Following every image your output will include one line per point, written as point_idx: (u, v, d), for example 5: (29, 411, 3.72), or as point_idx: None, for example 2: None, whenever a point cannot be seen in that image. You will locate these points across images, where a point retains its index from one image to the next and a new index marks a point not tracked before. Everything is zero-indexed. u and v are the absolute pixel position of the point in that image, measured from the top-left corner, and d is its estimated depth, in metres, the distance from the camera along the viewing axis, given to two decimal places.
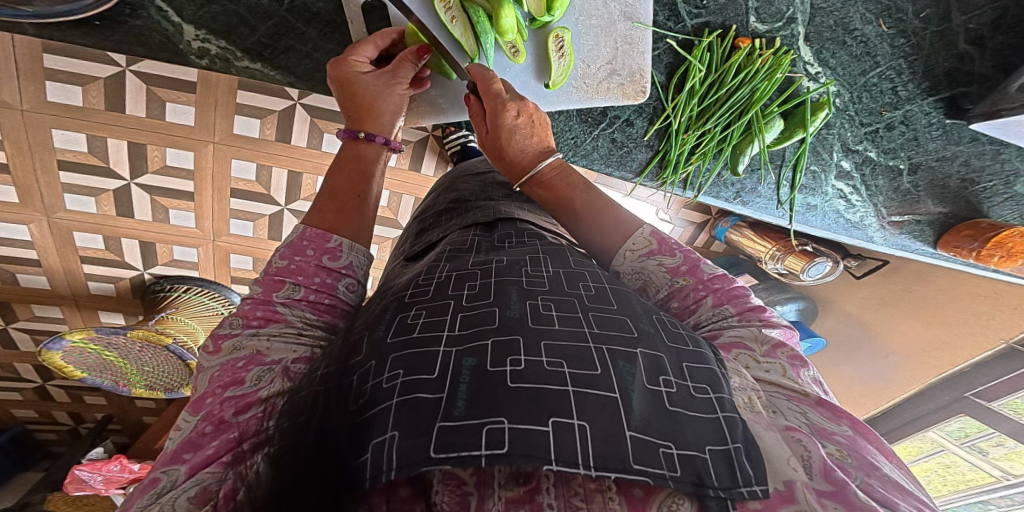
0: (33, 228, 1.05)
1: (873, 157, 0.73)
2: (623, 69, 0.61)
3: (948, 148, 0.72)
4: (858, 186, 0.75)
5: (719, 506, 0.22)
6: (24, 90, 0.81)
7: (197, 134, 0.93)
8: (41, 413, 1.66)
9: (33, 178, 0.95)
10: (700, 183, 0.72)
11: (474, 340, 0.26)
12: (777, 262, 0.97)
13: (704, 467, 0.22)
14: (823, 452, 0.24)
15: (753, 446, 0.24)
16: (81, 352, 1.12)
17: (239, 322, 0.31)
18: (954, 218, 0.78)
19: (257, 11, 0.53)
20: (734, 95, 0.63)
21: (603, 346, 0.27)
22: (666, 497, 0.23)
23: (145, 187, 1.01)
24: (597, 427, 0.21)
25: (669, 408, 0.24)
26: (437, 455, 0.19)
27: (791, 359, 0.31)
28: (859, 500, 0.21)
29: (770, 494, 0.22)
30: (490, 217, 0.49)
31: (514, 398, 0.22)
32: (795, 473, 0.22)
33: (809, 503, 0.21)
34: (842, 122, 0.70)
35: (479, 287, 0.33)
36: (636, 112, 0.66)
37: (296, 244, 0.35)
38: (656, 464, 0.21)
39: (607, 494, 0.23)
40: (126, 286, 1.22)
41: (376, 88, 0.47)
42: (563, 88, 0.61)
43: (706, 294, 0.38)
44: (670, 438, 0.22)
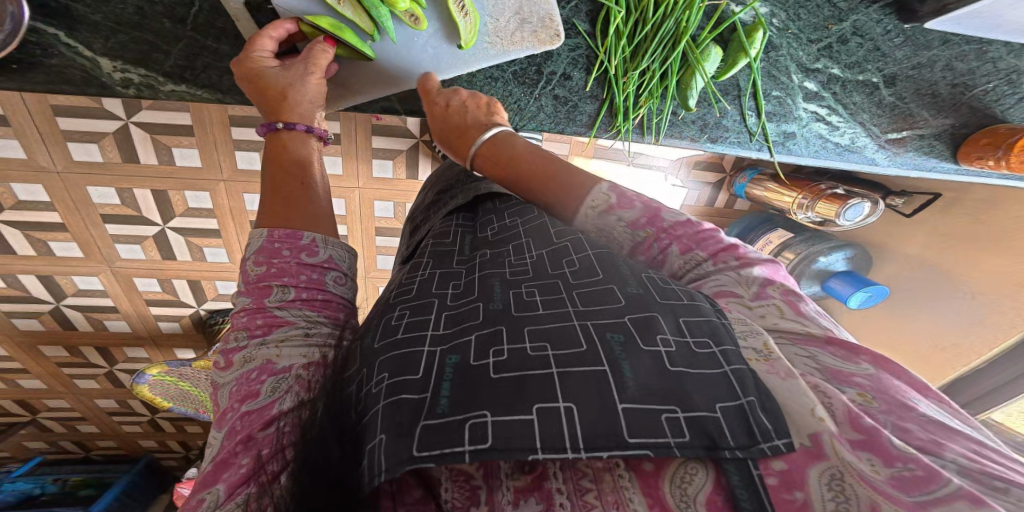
0: (102, 277, 1.16)
1: (838, 74, 0.64)
2: (532, 17, 0.54)
3: (919, 53, 0.62)
4: (833, 105, 0.66)
5: (740, 472, 0.20)
6: (54, 154, 0.90)
7: (207, 174, 0.99)
8: (161, 442, 1.81)
9: (87, 232, 1.05)
10: (658, 126, 0.65)
11: (458, 337, 0.28)
12: (808, 211, 0.90)
13: (716, 428, 0.21)
14: (845, 398, 0.22)
15: (769, 399, 0.22)
16: (163, 383, 1.23)
17: (244, 333, 0.31)
18: (965, 126, 0.67)
19: (164, 35, 0.52)
20: (664, 25, 0.56)
21: (588, 322, 0.27)
22: (677, 468, 0.21)
23: (179, 230, 1.08)
24: (585, 407, 0.22)
25: (671, 369, 0.24)
26: (420, 453, 0.21)
27: (785, 296, 0.29)
28: (898, 448, 0.19)
29: (796, 450, 0.20)
30: (469, 198, 0.52)
31: (496, 388, 0.23)
32: (822, 424, 0.20)
33: (840, 454, 0.19)
34: (788, 42, 0.61)
35: (462, 285, 0.35)
36: (571, 63, 0.61)
37: (268, 247, 0.34)
38: (657, 433, 0.21)
39: (616, 471, 0.22)
40: (188, 322, 1.32)
41: (286, 78, 0.47)
42: (476, 45, 0.56)
43: (670, 244, 0.34)
44: (675, 401, 0.22)
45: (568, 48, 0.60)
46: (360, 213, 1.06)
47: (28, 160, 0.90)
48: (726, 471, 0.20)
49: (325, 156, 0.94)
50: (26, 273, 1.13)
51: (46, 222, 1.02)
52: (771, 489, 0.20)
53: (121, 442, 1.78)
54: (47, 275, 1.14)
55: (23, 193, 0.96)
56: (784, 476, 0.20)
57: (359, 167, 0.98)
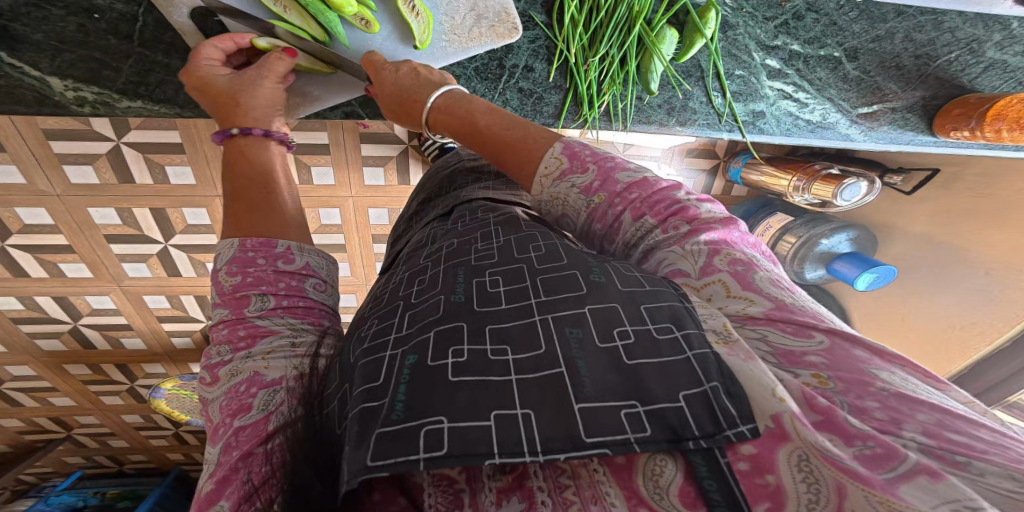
0: (114, 296, 1.19)
1: (799, 50, 0.64)
2: (487, 12, 0.55)
3: (876, 26, 0.63)
4: (800, 82, 0.65)
5: (706, 462, 0.20)
6: (52, 178, 0.92)
7: (201, 191, 1.00)
8: (190, 456, 1.81)
9: (94, 253, 1.07)
10: (624, 114, 0.64)
11: (417, 336, 0.28)
12: (804, 194, 0.88)
13: (678, 420, 0.21)
14: (799, 381, 0.21)
15: (733, 381, 0.22)
16: (180, 397, 1.27)
17: (227, 348, 0.31)
18: (937, 97, 0.66)
19: (113, 52, 0.53)
20: (616, 14, 0.58)
21: (548, 316, 0.28)
22: (647, 460, 0.21)
23: (182, 247, 1.10)
24: (543, 412, 0.23)
25: (627, 363, 0.24)
26: (374, 463, 0.21)
27: (731, 266, 0.28)
28: (855, 427, 0.19)
29: (764, 433, 0.20)
30: (450, 206, 0.53)
31: (457, 391, 0.24)
32: (782, 404, 0.20)
33: (801, 435, 0.19)
34: (745, 21, 0.62)
35: (428, 279, 0.35)
36: (532, 55, 0.61)
37: (242, 257, 0.35)
38: (617, 430, 0.22)
39: (590, 464, 0.23)
40: (200, 336, 1.33)
41: (237, 83, 0.49)
42: (433, 45, 0.57)
43: (623, 209, 0.35)
44: (633, 397, 0.23)
45: (527, 41, 0.60)
46: (355, 222, 1.08)
47: (28, 185, 0.92)
48: (693, 462, 0.20)
49: (316, 168, 0.97)
50: (42, 295, 1.16)
51: (53, 244, 1.05)
52: (740, 475, 0.20)
53: (153, 457, 1.79)
54: (61, 296, 1.17)
55: (28, 217, 0.99)
56: (755, 461, 0.20)
57: (350, 177, 1.00)
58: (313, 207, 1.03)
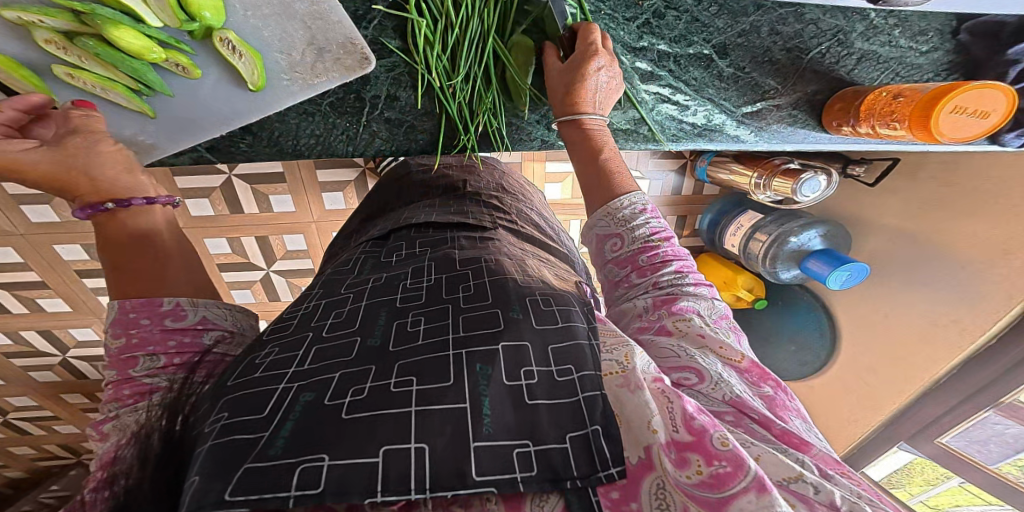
0: (97, 327, 1.20)
1: (668, 51, 0.54)
2: (329, 44, 0.44)
3: (739, 20, 0.53)
4: (676, 85, 0.56)
5: (580, 500, 0.21)
6: (15, 219, 0.96)
7: None
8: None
9: (68, 287, 1.10)
10: (500, 134, 0.57)
11: (320, 375, 0.28)
12: (766, 191, 0.90)
13: (561, 460, 0.22)
14: (687, 402, 0.24)
15: (614, 423, 0.23)
16: None
17: (115, 405, 0.31)
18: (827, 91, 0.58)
19: None
20: (469, 27, 0.48)
21: (461, 351, 0.28)
22: (534, 496, 0.21)
23: None
24: (437, 445, 0.22)
25: (528, 401, 0.25)
26: (231, 497, 0.19)
27: (731, 328, 0.39)
28: (718, 449, 0.21)
29: (633, 464, 0.22)
30: (384, 231, 0.52)
31: (347, 431, 0.23)
32: (654, 436, 0.22)
33: (664, 467, 0.21)
34: (604, 24, 0.51)
35: (345, 314, 0.35)
36: (393, 83, 0.51)
37: (123, 319, 0.33)
38: (505, 469, 0.21)
39: (484, 496, 0.21)
40: None
41: (72, 159, 0.40)
42: (273, 84, 0.46)
43: (672, 260, 0.43)
44: (527, 436, 0.23)
45: (384, 69, 0.50)
46: (320, 244, 1.14)
47: None
48: (568, 499, 0.21)
49: (275, 196, 1.04)
50: (28, 330, 1.17)
51: (27, 281, 1.07)
52: (607, 502, 0.21)
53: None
54: (47, 330, 1.19)
55: None
56: (623, 491, 0.22)
57: (310, 202, 1.07)
58: (277, 235, 1.11)
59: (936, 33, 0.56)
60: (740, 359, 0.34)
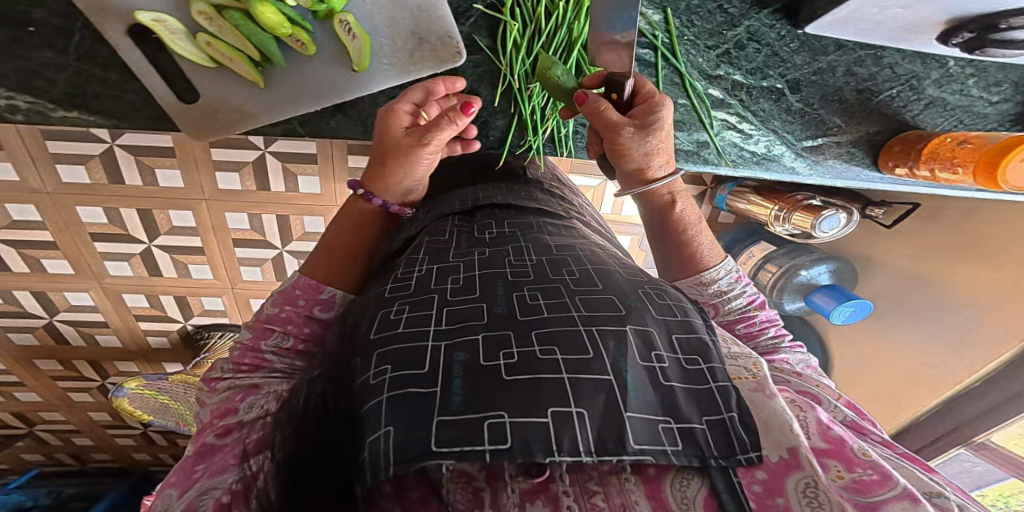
0: (92, 293, 1.17)
1: (741, 80, 0.68)
2: (429, 37, 0.57)
3: (817, 60, 0.67)
4: (743, 114, 0.71)
5: (724, 480, 0.22)
6: (43, 175, 0.95)
7: (189, 194, 1.03)
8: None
9: (78, 251, 1.08)
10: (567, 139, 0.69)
11: (463, 335, 0.29)
12: (785, 224, 0.95)
13: (704, 439, 0.23)
14: (821, 416, 0.27)
15: (749, 413, 0.25)
16: (140, 397, 1.21)
17: (231, 365, 0.39)
18: (882, 135, 0.73)
19: (47, 63, 0.54)
20: (556, 41, 0.60)
21: (592, 327, 0.29)
22: (677, 475, 0.23)
23: (164, 247, 1.12)
24: (596, 413, 0.23)
25: (663, 382, 0.26)
26: (438, 450, 0.21)
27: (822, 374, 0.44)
28: (861, 459, 0.23)
29: (774, 462, 0.23)
30: (468, 207, 0.54)
31: (509, 391, 0.24)
32: (799, 438, 0.24)
33: (812, 464, 0.22)
34: (687, 49, 0.65)
35: (462, 280, 0.37)
36: (477, 81, 0.63)
37: (288, 292, 0.42)
38: (656, 442, 0.23)
39: (623, 474, 0.24)
40: (176, 337, 1.31)
41: (396, 147, 0.50)
42: (374, 66, 0.58)
43: (766, 326, 0.48)
44: (669, 414, 0.25)
45: (473, 65, 0.62)
46: (339, 228, 1.14)
47: (20, 182, 0.95)
48: (714, 479, 0.22)
49: (303, 176, 1.04)
50: (22, 290, 1.13)
51: (37, 240, 1.05)
52: (751, 494, 0.22)
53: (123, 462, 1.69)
54: (41, 292, 1.14)
55: (18, 213, 1.00)
56: (766, 485, 0.22)
57: (336, 188, 1.07)
58: (298, 215, 1.11)
59: (1010, 86, 0.70)
60: (840, 395, 0.36)
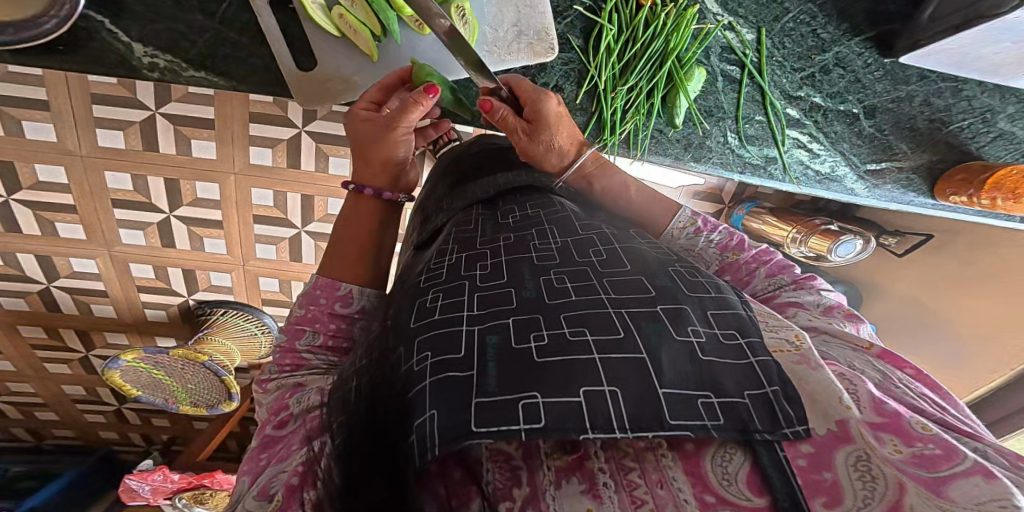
0: (98, 261, 1.21)
1: (821, 102, 0.84)
2: (528, 30, 0.72)
3: (897, 89, 0.84)
4: (814, 134, 0.86)
5: (769, 454, 0.23)
6: (82, 139, 1.00)
7: (220, 166, 1.08)
8: (122, 434, 1.85)
9: (96, 217, 1.13)
10: (642, 141, 0.81)
11: (495, 319, 0.31)
12: (801, 245, 1.04)
13: (747, 414, 0.24)
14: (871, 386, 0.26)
15: (793, 387, 0.25)
16: (134, 371, 1.23)
17: (277, 367, 0.41)
18: (941, 165, 0.88)
19: (193, 26, 0.66)
20: (653, 48, 0.73)
21: (622, 310, 0.31)
22: (718, 449, 0.25)
23: (183, 218, 1.16)
24: (628, 392, 0.25)
25: (702, 358, 0.27)
26: (478, 430, 0.23)
27: (849, 317, 0.36)
28: (919, 432, 0.22)
29: (822, 435, 0.23)
30: (490, 194, 0.56)
31: (544, 372, 0.26)
32: (849, 412, 0.23)
33: (865, 439, 0.23)
34: (775, 69, 0.81)
35: (491, 267, 0.38)
36: (564, 78, 0.77)
37: (310, 293, 0.44)
38: (696, 417, 0.24)
39: (659, 451, 0.26)
40: (175, 312, 1.36)
41: (370, 132, 0.53)
42: (474, 52, 0.73)
43: (757, 267, 0.43)
44: (709, 389, 0.26)
45: (564, 62, 0.76)
46: None
47: (58, 144, 1.00)
48: (759, 453, 0.23)
49: (334, 157, 1.11)
50: (25, 252, 1.17)
51: (58, 203, 1.08)
52: (796, 467, 0.23)
53: (79, 429, 1.81)
54: (45, 256, 1.18)
55: (44, 174, 1.03)
56: (813, 459, 0.23)
57: None
58: (324, 196, 1.18)
59: None
60: (869, 345, 0.31)
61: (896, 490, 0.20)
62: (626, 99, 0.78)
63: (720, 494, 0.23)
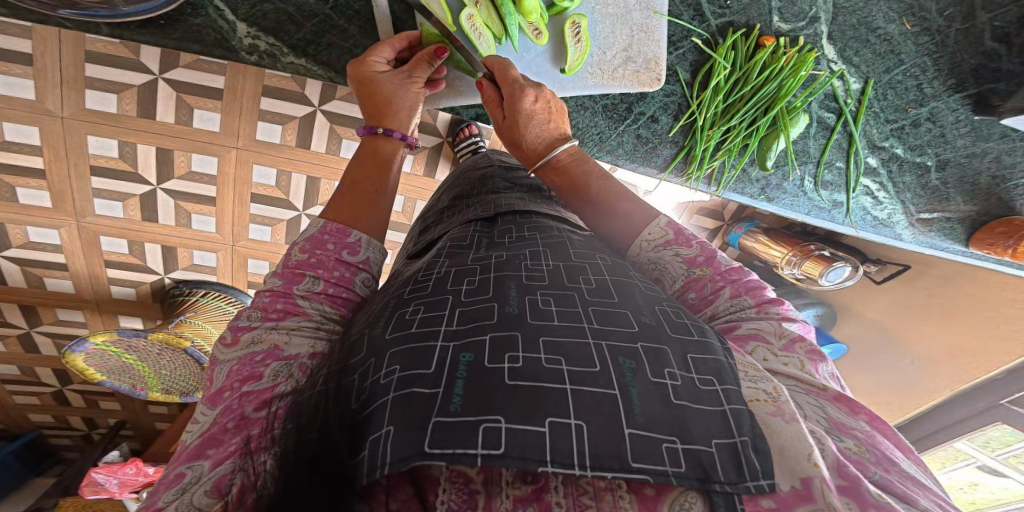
0: (63, 231, 1.17)
1: (900, 153, 0.83)
2: (638, 56, 0.71)
3: (975, 145, 0.82)
4: (884, 183, 0.86)
5: (726, 503, 0.23)
6: (68, 100, 0.95)
7: (220, 140, 1.06)
8: (58, 418, 1.82)
9: (68, 184, 1.08)
10: (724, 179, 0.85)
11: (473, 335, 0.30)
12: (794, 267, 1.07)
13: (710, 462, 0.23)
14: (836, 446, 0.25)
15: (760, 437, 0.25)
16: (102, 354, 1.17)
17: (259, 315, 0.37)
18: (985, 215, 0.87)
19: (303, 10, 0.62)
20: (756, 93, 0.75)
21: (602, 343, 0.29)
22: (678, 496, 0.24)
23: (170, 192, 1.13)
24: (594, 425, 0.24)
25: (674, 401, 0.26)
26: (431, 450, 0.22)
27: (809, 354, 0.33)
28: (871, 497, 0.22)
29: (785, 491, 0.23)
30: (490, 212, 0.54)
31: (510, 396, 0.25)
32: (813, 470, 0.23)
33: (826, 502, 0.22)
34: (869, 118, 0.80)
35: (478, 283, 0.37)
36: (662, 109, 0.78)
37: (318, 238, 0.43)
38: (658, 461, 0.23)
39: (617, 491, 0.24)
40: (146, 290, 1.34)
41: (394, 86, 0.57)
42: (578, 73, 0.70)
43: (723, 285, 0.40)
44: (675, 433, 0.24)
45: (665, 94, 0.77)
46: None
47: (36, 102, 0.94)
48: (714, 501, 0.23)
49: (346, 140, 1.12)
50: None
51: (24, 167, 1.03)
52: None
53: (2, 413, 1.78)
54: None
55: (11, 133, 0.97)
56: None
57: None
58: (329, 180, 1.19)
59: None
60: (824, 386, 0.30)
61: None
62: (721, 138, 0.80)
63: None
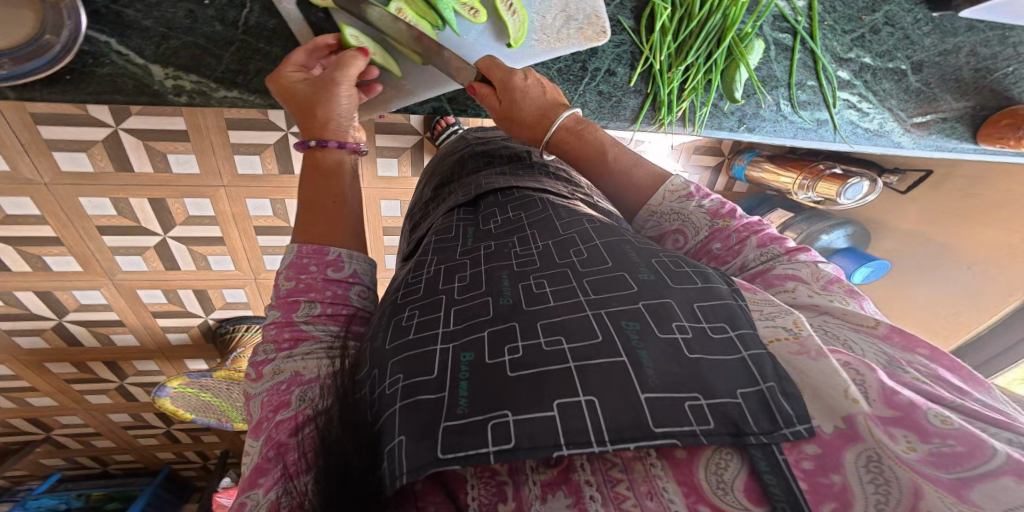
0: (104, 291, 1.23)
1: (871, 62, 0.77)
2: (578, 14, 0.66)
3: (945, 40, 0.76)
4: (864, 93, 0.78)
5: (767, 458, 0.21)
6: (44, 166, 0.96)
7: (205, 180, 1.07)
8: (178, 453, 1.94)
9: (86, 246, 1.12)
10: (699, 117, 0.77)
11: (470, 333, 0.29)
12: (808, 191, 1.02)
13: (739, 415, 0.22)
14: (886, 376, 0.22)
15: (789, 381, 0.23)
16: (184, 396, 1.23)
17: (272, 348, 0.36)
18: (985, 110, 0.80)
19: (214, 39, 0.61)
20: (707, 23, 0.69)
21: (601, 311, 0.28)
22: (712, 455, 0.22)
23: (180, 239, 1.16)
24: (607, 402, 0.23)
25: (689, 356, 0.25)
26: (445, 455, 0.22)
27: (849, 292, 0.32)
28: (936, 426, 0.19)
29: (828, 433, 0.21)
30: (470, 196, 0.53)
31: (517, 387, 0.24)
32: (854, 406, 0.21)
33: (874, 437, 0.20)
34: (827, 33, 0.75)
35: (469, 278, 0.36)
36: (616, 61, 0.73)
37: (298, 263, 0.41)
38: (682, 422, 0.22)
39: (647, 460, 0.23)
40: (197, 333, 1.40)
41: (316, 93, 0.55)
42: (525, 44, 0.67)
43: (748, 235, 0.40)
44: (697, 389, 0.23)
45: (614, 46, 0.72)
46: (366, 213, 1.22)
47: (12, 172, 0.96)
48: (752, 457, 0.21)
49: None
50: (26, 290, 1.18)
51: (37, 236, 1.07)
52: (800, 471, 0.20)
53: (139, 454, 1.91)
54: (46, 291, 1.19)
55: (11, 208, 1.01)
56: (818, 461, 0.20)
57: (364, 167, 1.12)
58: None
59: None
60: (874, 324, 0.28)
61: (912, 500, 0.18)
62: (682, 79, 0.74)
63: (717, 506, 0.21)
